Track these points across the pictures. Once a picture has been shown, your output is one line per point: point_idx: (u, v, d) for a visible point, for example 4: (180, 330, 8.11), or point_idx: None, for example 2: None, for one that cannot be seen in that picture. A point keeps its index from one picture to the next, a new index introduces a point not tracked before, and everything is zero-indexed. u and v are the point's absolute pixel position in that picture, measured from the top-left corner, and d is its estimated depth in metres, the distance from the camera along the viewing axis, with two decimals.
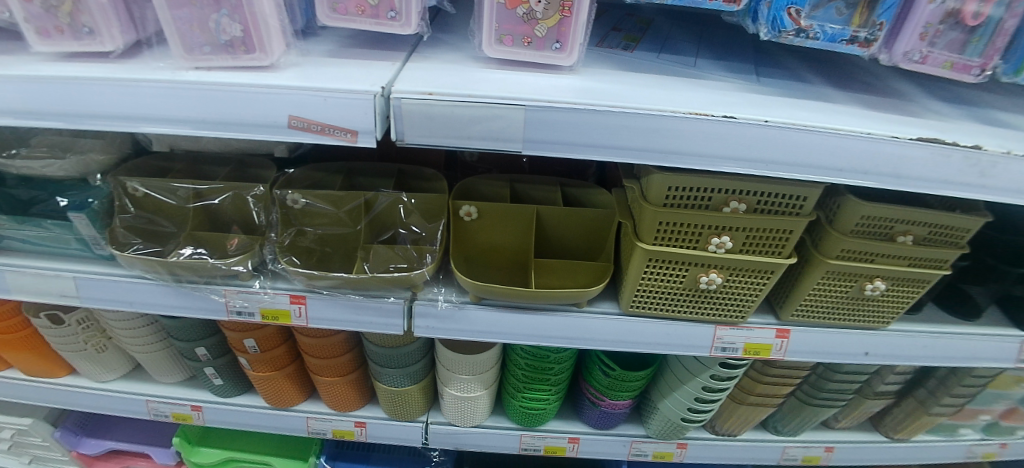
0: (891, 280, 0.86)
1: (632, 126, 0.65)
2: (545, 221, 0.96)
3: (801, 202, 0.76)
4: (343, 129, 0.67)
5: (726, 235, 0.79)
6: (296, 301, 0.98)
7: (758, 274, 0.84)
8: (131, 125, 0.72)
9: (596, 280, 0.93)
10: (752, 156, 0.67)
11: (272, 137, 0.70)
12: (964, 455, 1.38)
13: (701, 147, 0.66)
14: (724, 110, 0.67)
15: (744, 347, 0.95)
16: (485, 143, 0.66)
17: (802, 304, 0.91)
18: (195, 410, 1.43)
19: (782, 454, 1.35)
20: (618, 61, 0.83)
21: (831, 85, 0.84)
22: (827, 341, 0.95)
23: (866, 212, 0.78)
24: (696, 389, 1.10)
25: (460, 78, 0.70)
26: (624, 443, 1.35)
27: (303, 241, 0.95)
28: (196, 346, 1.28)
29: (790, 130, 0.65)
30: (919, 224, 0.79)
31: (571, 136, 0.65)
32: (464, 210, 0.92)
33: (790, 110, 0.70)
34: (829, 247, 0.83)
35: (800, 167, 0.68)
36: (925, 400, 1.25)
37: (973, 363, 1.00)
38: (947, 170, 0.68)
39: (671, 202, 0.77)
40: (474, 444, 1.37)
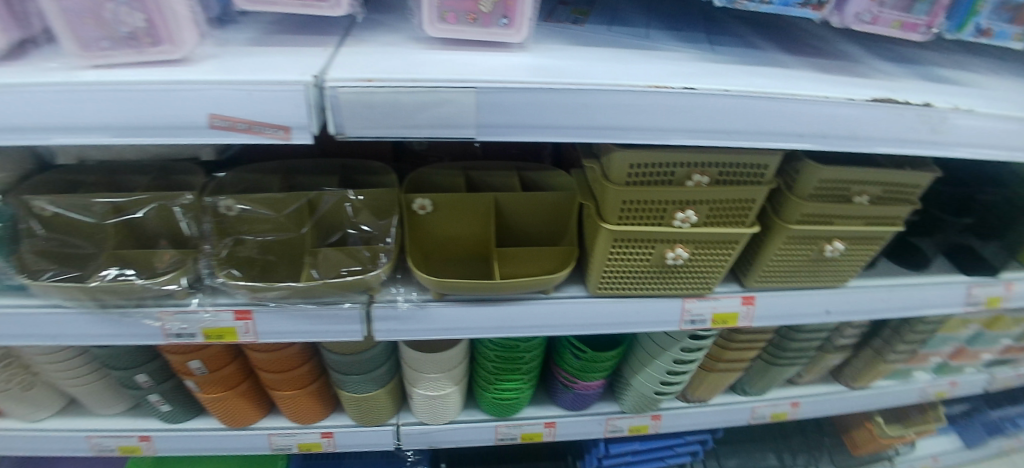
0: (849, 240, 0.88)
1: (592, 104, 0.61)
2: (505, 209, 0.91)
3: (762, 170, 0.75)
4: (275, 126, 0.59)
5: (690, 209, 0.77)
6: (241, 317, 0.90)
7: (722, 245, 0.83)
8: (23, 138, 0.62)
9: (563, 265, 0.90)
10: (713, 128, 0.65)
11: (193, 140, 0.62)
12: (919, 396, 1.46)
13: (663, 122, 0.63)
14: (683, 81, 0.64)
15: (712, 318, 0.96)
16: (435, 131, 0.60)
17: (766, 271, 0.92)
18: (144, 440, 1.33)
19: (752, 414, 1.39)
20: (569, 35, 0.79)
21: (783, 51, 0.83)
22: (790, 304, 0.97)
23: (823, 176, 0.78)
24: (667, 364, 1.10)
25: (402, 62, 0.63)
26: (600, 421, 1.35)
27: (243, 251, 0.87)
28: (136, 373, 1.17)
29: (749, 99, 0.63)
30: (873, 183, 0.81)
31: (529, 118, 0.61)
32: (418, 203, 0.86)
33: (747, 77, 0.68)
34: (789, 213, 0.83)
35: (761, 135, 0.66)
36: (881, 349, 1.31)
37: (926, 310, 1.04)
38: (899, 129, 0.68)
39: (634, 180, 0.74)
40: (449, 440, 1.35)
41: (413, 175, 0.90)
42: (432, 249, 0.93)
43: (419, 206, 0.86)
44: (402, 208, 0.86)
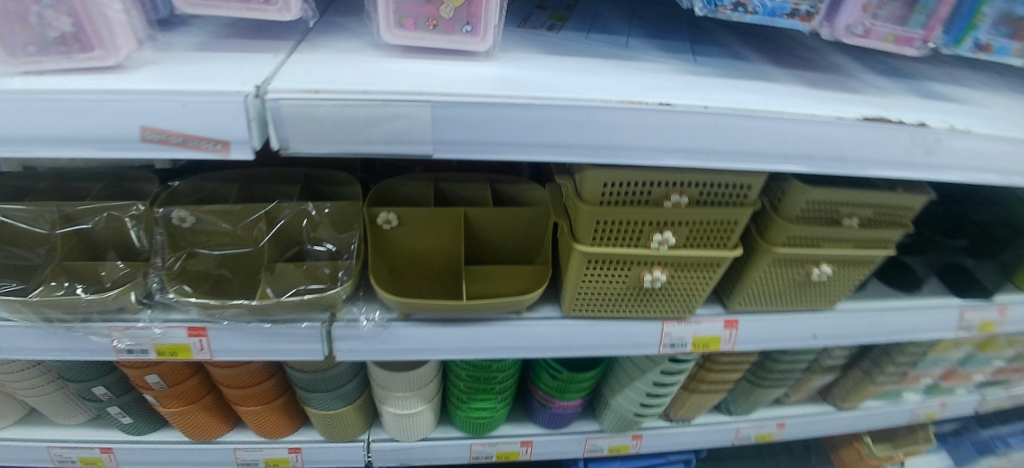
0: (837, 263, 0.83)
1: (560, 120, 0.56)
2: (476, 224, 0.86)
3: (745, 191, 0.70)
4: (212, 140, 0.54)
5: (669, 230, 0.72)
6: (195, 333, 0.85)
7: (703, 268, 0.79)
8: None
9: (535, 285, 0.86)
10: (691, 146, 0.60)
11: (121, 154, 0.56)
12: (909, 417, 1.42)
13: (637, 140, 0.58)
14: (660, 95, 0.59)
15: (693, 341, 0.91)
16: (389, 148, 0.55)
17: (750, 294, 0.87)
18: (105, 453, 1.27)
19: (737, 434, 1.35)
20: (543, 43, 0.74)
21: (771, 63, 0.78)
22: (776, 328, 0.92)
23: (811, 198, 0.73)
24: (646, 386, 1.06)
25: (353, 71, 0.58)
26: (579, 440, 1.30)
27: (198, 264, 0.82)
28: (93, 386, 1.12)
29: (731, 116, 0.59)
30: (864, 205, 0.76)
31: (491, 134, 0.56)
32: (382, 217, 0.81)
33: (730, 92, 0.64)
34: (774, 234, 0.78)
35: (743, 155, 0.62)
36: (870, 370, 1.27)
37: (921, 336, 0.99)
38: (892, 150, 0.64)
39: (608, 199, 0.69)
40: (422, 457, 1.30)
41: (377, 187, 0.84)
42: (398, 264, 0.88)
43: (383, 220, 0.81)
44: (366, 222, 0.81)
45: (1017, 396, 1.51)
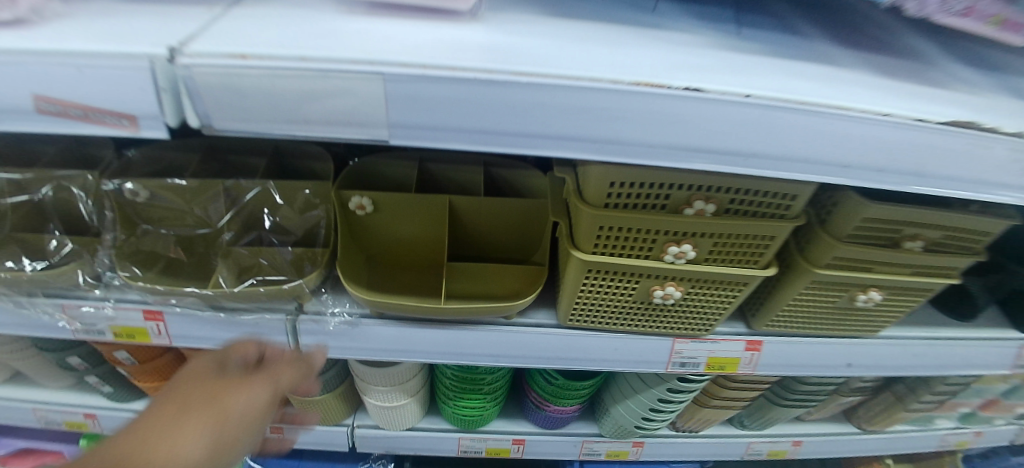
0: (888, 290, 0.70)
1: (553, 105, 0.43)
2: (465, 214, 0.75)
3: (789, 201, 0.57)
4: (117, 114, 0.43)
5: (688, 243, 0.60)
6: (151, 317, 0.77)
7: (727, 286, 0.66)
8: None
9: (529, 289, 0.75)
10: (723, 147, 0.47)
11: (16, 126, 0.46)
12: (936, 444, 1.29)
13: (654, 137, 0.46)
14: (688, 76, 0.45)
15: (707, 362, 0.80)
16: (331, 130, 0.44)
17: (780, 316, 0.75)
18: (89, 417, 1.24)
19: (747, 449, 1.24)
20: (549, 4, 0.60)
21: (832, 41, 0.63)
22: (804, 353, 0.80)
23: (870, 214, 0.60)
24: (650, 400, 0.96)
25: (300, 30, 0.46)
26: (575, 443, 1.22)
27: (149, 243, 0.74)
28: (68, 355, 1.06)
29: (779, 110, 0.45)
30: (933, 227, 0.63)
31: (464, 120, 0.44)
32: (355, 201, 0.70)
33: (782, 78, 0.50)
34: (817, 252, 0.65)
35: (790, 161, 0.49)
36: (904, 396, 1.14)
37: (965, 370, 0.87)
38: (979, 166, 0.50)
39: (616, 201, 0.57)
40: (408, 447, 1.23)
41: (354, 165, 0.74)
42: (376, 253, 0.78)
43: (357, 205, 0.70)
44: (337, 207, 0.71)
45: None
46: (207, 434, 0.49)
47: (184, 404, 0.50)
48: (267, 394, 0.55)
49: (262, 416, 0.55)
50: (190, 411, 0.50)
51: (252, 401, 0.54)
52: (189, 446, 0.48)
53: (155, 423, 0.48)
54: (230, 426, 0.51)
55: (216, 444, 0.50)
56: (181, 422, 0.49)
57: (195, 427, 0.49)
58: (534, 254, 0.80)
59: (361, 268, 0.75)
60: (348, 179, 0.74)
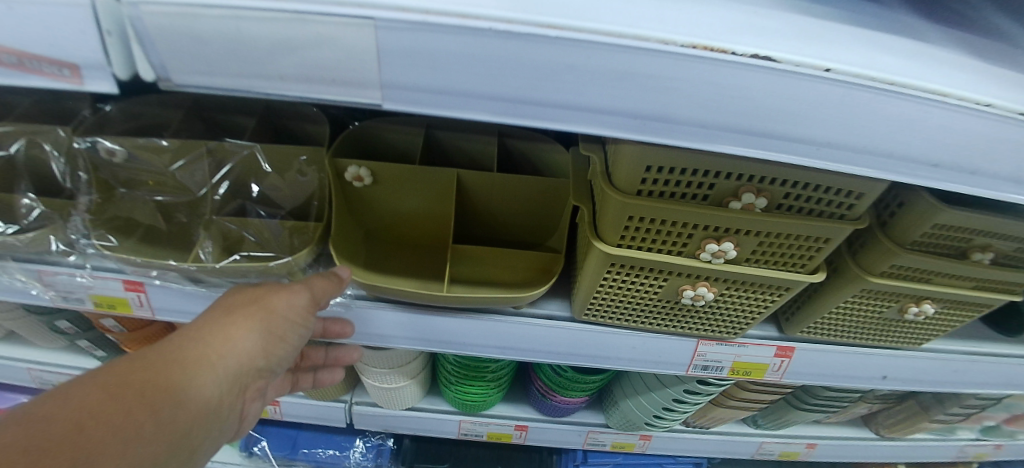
0: (944, 303, 0.62)
1: (584, 68, 0.35)
2: (474, 190, 0.67)
3: (854, 201, 0.48)
4: (57, 62, 0.36)
5: (729, 240, 0.52)
6: (132, 288, 0.71)
7: (765, 289, 0.59)
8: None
9: (540, 279, 0.67)
10: (788, 133, 0.38)
11: None
12: (954, 455, 1.23)
13: (703, 115, 0.37)
14: (754, 41, 0.36)
15: (731, 366, 0.73)
16: (302, 89, 0.37)
17: (817, 322, 0.67)
18: None
19: (758, 448, 1.19)
20: None
21: (916, 9, 0.53)
22: (839, 363, 0.73)
23: (941, 221, 0.50)
24: (665, 400, 0.90)
25: None
26: (578, 433, 1.17)
27: (126, 209, 0.67)
28: (56, 320, 1.02)
29: (865, 91, 0.36)
30: (1011, 239, 0.53)
31: (470, 82, 0.36)
32: (351, 170, 0.63)
33: (867, 49, 0.40)
34: (872, 258, 0.57)
35: (866, 156, 0.40)
36: (929, 407, 1.07)
37: (1008, 389, 0.79)
38: None
39: (649, 188, 0.49)
40: (406, 426, 1.19)
41: (352, 128, 0.66)
42: (373, 227, 0.71)
43: (353, 175, 0.63)
44: (331, 176, 0.63)
45: None
46: (258, 331, 0.52)
47: (230, 308, 0.52)
48: (309, 300, 0.57)
49: (305, 318, 0.57)
50: (240, 308, 0.52)
51: (297, 302, 0.56)
52: (241, 342, 0.51)
53: (208, 320, 0.50)
54: (276, 327, 0.54)
55: (264, 341, 0.53)
56: (233, 319, 0.51)
57: (246, 325, 0.52)
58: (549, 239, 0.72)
59: (356, 244, 0.68)
60: (345, 145, 0.67)
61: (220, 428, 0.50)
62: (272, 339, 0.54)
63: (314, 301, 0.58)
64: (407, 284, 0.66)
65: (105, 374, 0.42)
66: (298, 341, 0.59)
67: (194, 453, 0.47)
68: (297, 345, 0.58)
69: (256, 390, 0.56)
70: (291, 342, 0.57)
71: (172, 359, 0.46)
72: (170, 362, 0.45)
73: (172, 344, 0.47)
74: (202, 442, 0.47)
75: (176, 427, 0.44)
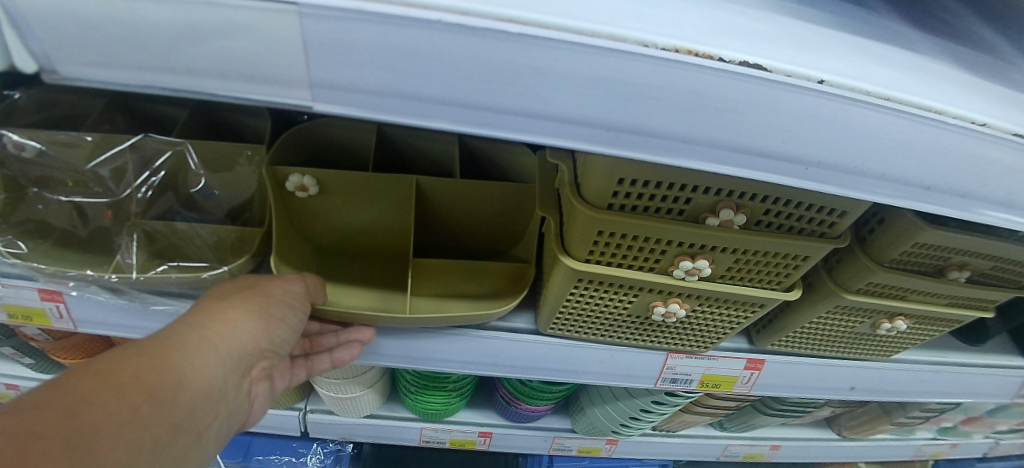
0: (915, 319, 0.60)
1: (551, 73, 0.30)
2: (434, 197, 0.62)
3: (836, 219, 0.45)
4: None
5: (705, 258, 0.49)
6: (49, 298, 0.63)
7: (740, 306, 0.56)
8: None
9: (508, 291, 0.62)
10: (774, 150, 0.35)
11: None
12: (912, 453, 1.26)
13: (683, 127, 0.33)
14: (741, 47, 0.32)
15: (701, 379, 0.71)
16: (227, 87, 0.31)
17: (789, 336, 0.65)
18: (11, 389, 1.13)
19: (723, 451, 1.19)
20: None
21: (903, 17, 0.50)
22: (808, 375, 0.71)
23: (922, 240, 0.48)
24: (632, 409, 0.87)
25: None
26: (545, 438, 1.14)
27: (38, 213, 0.59)
28: None
29: (858, 106, 0.33)
30: (987, 258, 0.52)
31: (420, 84, 0.31)
32: (293, 180, 0.56)
33: (858, 60, 0.37)
34: (849, 277, 0.54)
35: (855, 177, 0.37)
36: (890, 410, 1.08)
37: (968, 399, 0.80)
38: None
39: (622, 203, 0.45)
40: (366, 434, 1.13)
41: (292, 129, 0.60)
42: (321, 238, 0.66)
43: (296, 184, 0.57)
44: (270, 185, 0.57)
45: None
46: (257, 314, 0.49)
47: (221, 295, 0.49)
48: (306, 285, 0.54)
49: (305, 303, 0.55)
50: (237, 293, 0.49)
51: (295, 285, 0.53)
52: (240, 325, 0.48)
53: (203, 305, 0.47)
54: (275, 310, 0.51)
55: (265, 324, 0.50)
56: (231, 301, 0.48)
57: (243, 308, 0.49)
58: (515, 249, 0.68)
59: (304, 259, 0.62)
60: (286, 145, 0.61)
61: (227, 417, 0.47)
62: (273, 321, 0.51)
63: (308, 287, 0.55)
64: (364, 301, 0.61)
65: (97, 360, 0.38)
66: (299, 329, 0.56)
67: (200, 443, 0.43)
68: (296, 333, 0.55)
69: (259, 381, 0.53)
70: (293, 327, 0.54)
71: (167, 344, 0.42)
72: (168, 344, 0.42)
73: (169, 329, 0.44)
74: (207, 431, 0.44)
75: (182, 408, 0.41)
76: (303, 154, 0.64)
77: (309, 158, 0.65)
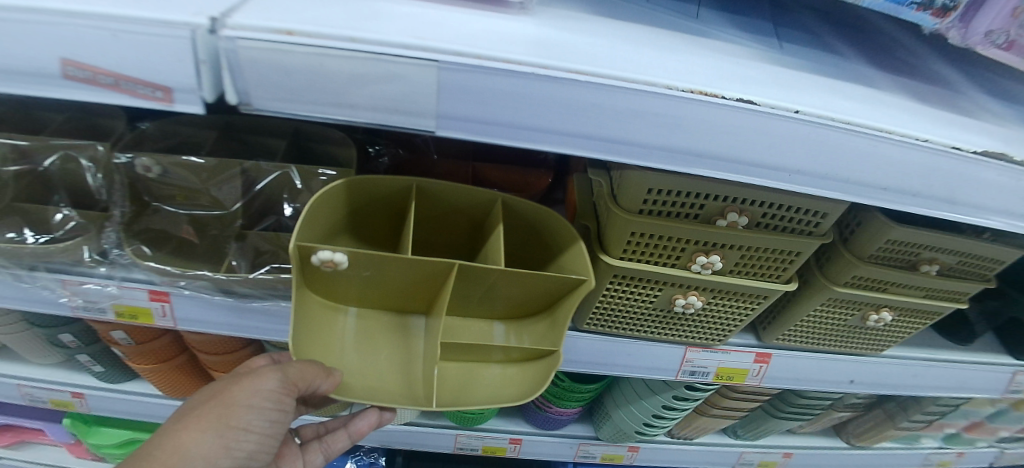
0: (899, 311, 0.71)
1: (602, 106, 0.43)
2: (469, 279, 0.59)
3: (819, 219, 0.57)
4: (151, 85, 0.41)
5: (716, 254, 0.60)
6: (157, 298, 0.74)
7: (747, 298, 0.67)
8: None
9: (533, 368, 0.65)
10: (766, 161, 0.47)
11: (36, 90, 0.44)
12: (920, 462, 1.31)
13: (700, 144, 0.45)
14: (739, 88, 0.45)
15: (716, 372, 0.80)
16: (377, 116, 0.43)
17: (792, 330, 0.75)
18: (76, 397, 1.24)
19: (738, 458, 1.25)
20: (595, 2, 0.60)
21: (867, 60, 0.63)
22: (811, 368, 0.80)
23: (893, 237, 0.60)
24: (654, 407, 0.96)
25: (345, 9, 0.44)
26: (570, 445, 1.21)
27: (160, 222, 0.72)
28: (59, 333, 1.04)
29: (826, 128, 0.45)
30: (951, 252, 0.63)
31: (513, 115, 0.43)
32: (323, 257, 0.53)
33: (826, 95, 0.49)
34: (837, 271, 0.65)
35: (831, 181, 0.48)
36: (894, 414, 1.15)
37: (961, 394, 0.88)
38: (1008, 197, 0.51)
39: (650, 209, 0.57)
40: (403, 441, 1.21)
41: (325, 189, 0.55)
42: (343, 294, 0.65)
43: (325, 260, 0.54)
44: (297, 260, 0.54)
45: None
46: (218, 424, 0.60)
47: (194, 410, 0.61)
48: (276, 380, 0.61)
49: (271, 400, 0.63)
50: (209, 402, 0.61)
51: (260, 389, 0.62)
52: (194, 441, 0.59)
53: (173, 426, 0.60)
54: (236, 418, 0.61)
55: (221, 437, 0.60)
56: (201, 410, 0.61)
57: (200, 426, 0.60)
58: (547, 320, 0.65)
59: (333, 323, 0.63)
60: (318, 203, 0.56)
61: None
62: (235, 430, 0.61)
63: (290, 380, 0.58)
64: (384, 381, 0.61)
65: None
66: (276, 425, 0.65)
67: None
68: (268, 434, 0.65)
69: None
70: (258, 430, 0.63)
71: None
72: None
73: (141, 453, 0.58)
74: None
75: None
76: (336, 206, 0.60)
77: (338, 209, 0.61)
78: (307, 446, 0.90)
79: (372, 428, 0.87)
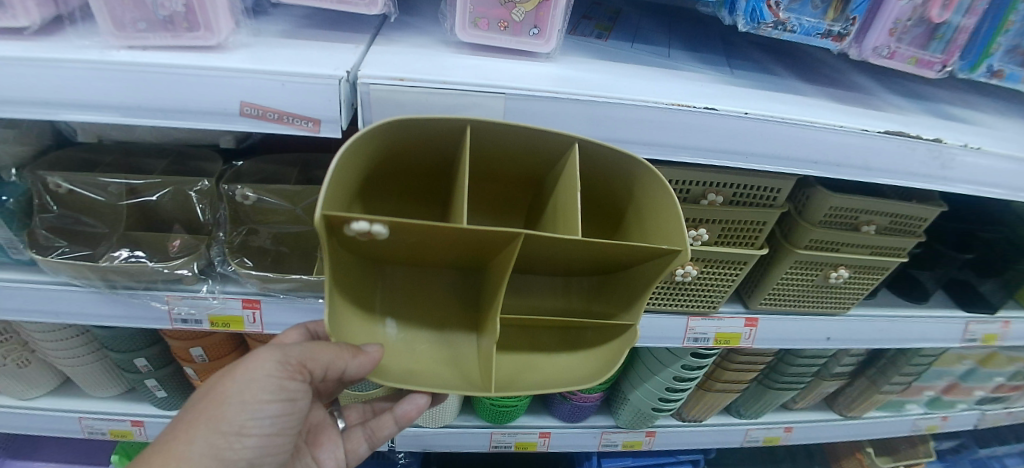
0: (853, 268, 0.89)
1: (615, 117, 0.62)
2: (529, 247, 0.61)
3: (774, 193, 0.77)
4: (305, 118, 0.60)
5: (703, 227, 0.79)
6: (249, 305, 0.89)
7: (731, 265, 0.84)
8: (30, 112, 0.61)
9: (602, 350, 0.70)
10: (731, 148, 0.66)
11: (216, 125, 0.62)
12: (910, 428, 1.46)
13: (684, 139, 0.65)
14: (705, 101, 0.65)
15: (715, 337, 0.95)
16: None
17: (771, 293, 0.93)
18: (135, 426, 1.34)
19: (745, 436, 1.39)
20: (595, 49, 0.81)
21: (799, 77, 0.84)
22: (794, 328, 0.96)
23: (834, 204, 0.80)
24: (667, 380, 1.12)
25: (431, 64, 0.64)
26: (594, 434, 1.34)
27: (259, 240, 0.91)
28: (135, 357, 1.17)
29: (768, 122, 0.65)
30: (881, 214, 0.83)
31: (555, 126, 0.62)
32: (359, 228, 0.54)
33: (767, 102, 0.69)
34: (797, 237, 0.85)
35: (778, 159, 0.68)
36: (876, 379, 1.31)
37: (923, 343, 1.05)
38: (911, 162, 0.71)
39: None
40: (441, 444, 1.32)
41: (358, 136, 0.53)
42: (379, 253, 0.70)
43: (364, 231, 0.55)
44: (335, 227, 0.56)
45: (1017, 414, 1.53)
46: (209, 427, 0.64)
47: (191, 410, 0.65)
48: (274, 364, 0.68)
49: (270, 391, 0.67)
50: (200, 402, 0.65)
51: (256, 380, 0.67)
52: (187, 447, 0.62)
53: (173, 431, 0.64)
54: (229, 417, 0.65)
55: (217, 438, 0.64)
56: (194, 413, 0.64)
57: (192, 430, 0.63)
58: (627, 294, 0.70)
59: (356, 287, 0.68)
60: (350, 155, 0.54)
61: None
62: (231, 430, 0.65)
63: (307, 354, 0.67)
64: (440, 372, 0.67)
65: None
66: (277, 422, 0.69)
67: None
68: (268, 426, 0.68)
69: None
70: (257, 425, 0.67)
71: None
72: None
73: (142, 458, 0.61)
74: None
75: None
76: (384, 151, 0.63)
77: (377, 156, 0.63)
78: (350, 434, 0.94)
79: (418, 412, 0.88)
